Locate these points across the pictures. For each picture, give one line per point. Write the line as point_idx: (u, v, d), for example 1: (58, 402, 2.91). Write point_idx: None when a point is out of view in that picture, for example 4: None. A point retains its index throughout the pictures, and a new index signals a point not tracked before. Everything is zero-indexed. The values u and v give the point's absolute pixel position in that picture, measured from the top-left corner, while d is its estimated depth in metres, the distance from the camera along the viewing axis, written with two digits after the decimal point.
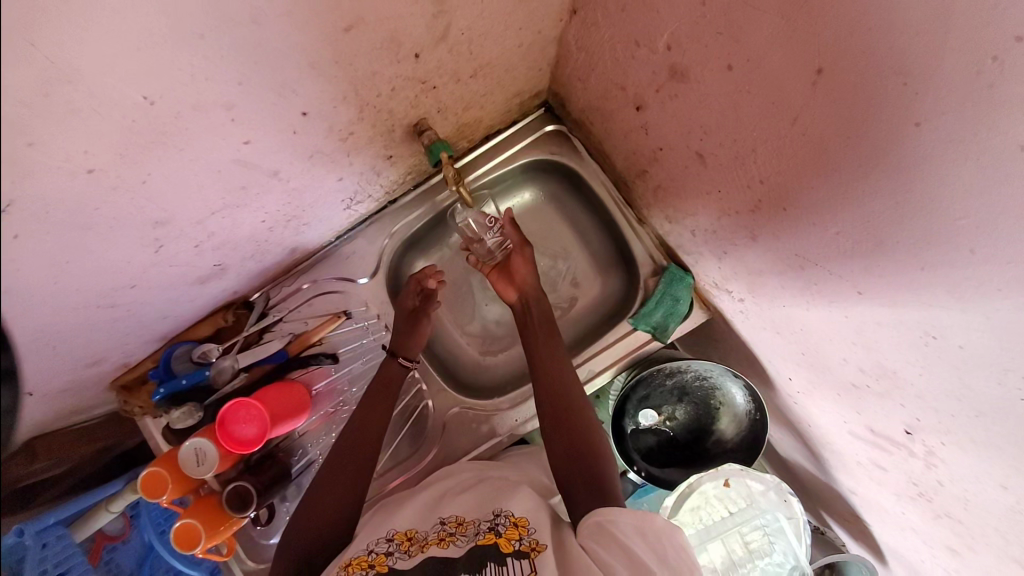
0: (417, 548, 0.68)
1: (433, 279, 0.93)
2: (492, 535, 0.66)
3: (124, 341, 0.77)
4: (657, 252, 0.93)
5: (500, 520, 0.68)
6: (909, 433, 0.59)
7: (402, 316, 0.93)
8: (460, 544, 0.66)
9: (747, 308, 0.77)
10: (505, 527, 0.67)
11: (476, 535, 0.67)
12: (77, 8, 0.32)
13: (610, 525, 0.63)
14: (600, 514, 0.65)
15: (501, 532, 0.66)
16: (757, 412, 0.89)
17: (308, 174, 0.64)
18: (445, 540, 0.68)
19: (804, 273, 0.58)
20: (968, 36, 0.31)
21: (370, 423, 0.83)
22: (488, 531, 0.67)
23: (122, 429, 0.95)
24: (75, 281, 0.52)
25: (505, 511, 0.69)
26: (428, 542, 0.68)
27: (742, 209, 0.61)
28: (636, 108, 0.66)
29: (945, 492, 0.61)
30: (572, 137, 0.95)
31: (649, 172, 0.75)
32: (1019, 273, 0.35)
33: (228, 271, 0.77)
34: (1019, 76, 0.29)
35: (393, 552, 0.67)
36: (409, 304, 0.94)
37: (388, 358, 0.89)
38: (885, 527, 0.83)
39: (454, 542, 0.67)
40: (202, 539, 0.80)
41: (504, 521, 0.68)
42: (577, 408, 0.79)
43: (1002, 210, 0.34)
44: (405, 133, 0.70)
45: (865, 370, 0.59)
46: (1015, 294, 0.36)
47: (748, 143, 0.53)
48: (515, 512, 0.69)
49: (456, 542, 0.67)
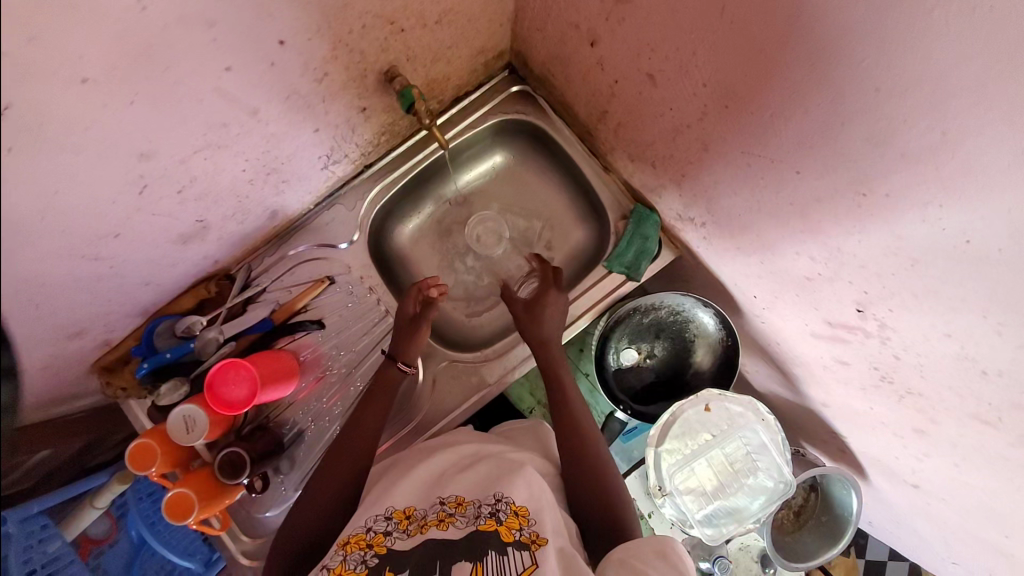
0: (416, 527, 0.70)
1: (435, 287, 0.95)
2: (493, 521, 0.68)
3: (106, 309, 0.78)
4: (623, 197, 0.98)
5: (501, 507, 0.70)
6: (862, 312, 0.65)
7: (403, 323, 0.93)
8: (459, 526, 0.68)
9: (709, 233, 0.82)
10: (506, 514, 0.69)
11: (477, 518, 0.69)
12: None
13: (632, 559, 0.66)
14: (622, 550, 0.68)
15: (502, 520, 0.68)
16: (729, 338, 0.93)
17: (286, 118, 0.67)
18: (445, 521, 0.69)
19: (751, 172, 0.63)
20: None
21: None
22: (488, 517, 0.69)
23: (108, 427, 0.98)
24: (63, 216, 0.54)
25: (505, 496, 0.71)
26: (428, 522, 0.70)
27: (693, 121, 0.66)
28: (591, 44, 0.72)
29: (902, 367, 0.66)
30: (536, 95, 1.00)
31: (609, 112, 0.81)
32: (928, 91, 0.41)
33: (211, 231, 0.78)
34: None
35: (391, 532, 0.69)
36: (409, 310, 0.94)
37: (386, 363, 0.89)
38: (858, 434, 0.89)
39: (453, 523, 0.69)
40: (196, 510, 0.79)
41: (505, 507, 0.70)
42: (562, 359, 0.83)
43: (901, 31, 0.40)
44: (376, 81, 0.74)
45: (816, 258, 0.64)
46: (922, 116, 0.42)
47: (689, 49, 0.58)
48: (516, 500, 0.70)
49: (456, 523, 0.69)
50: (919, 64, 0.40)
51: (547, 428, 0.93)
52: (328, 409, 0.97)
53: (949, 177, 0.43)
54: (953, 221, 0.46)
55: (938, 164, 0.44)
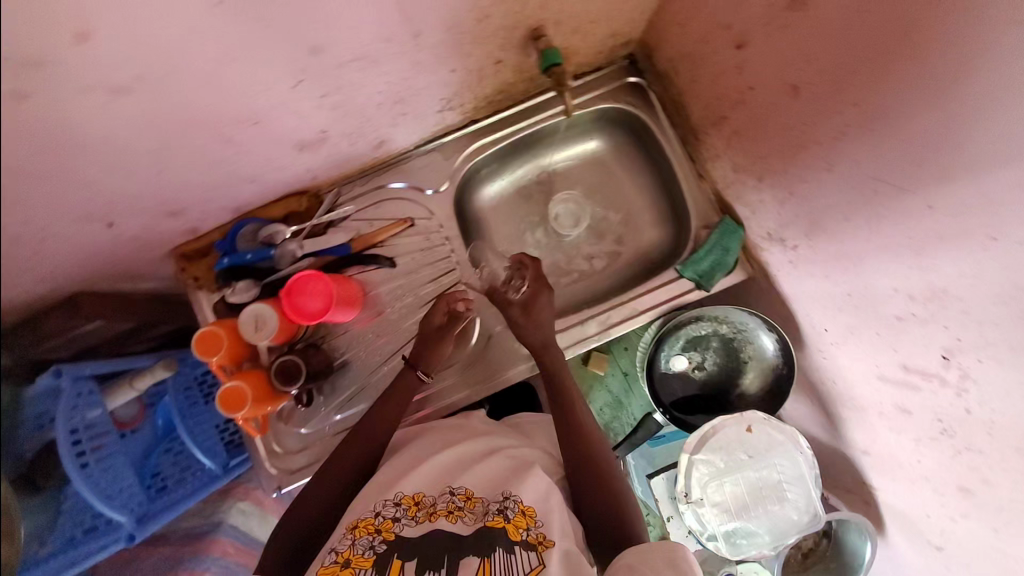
0: (425, 514, 0.71)
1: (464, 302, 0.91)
2: (502, 518, 0.69)
3: (210, 196, 0.80)
4: (710, 208, 0.98)
5: (509, 505, 0.71)
6: (945, 359, 0.65)
7: (428, 333, 0.90)
8: (468, 522, 0.69)
9: (798, 257, 0.84)
10: (514, 513, 0.70)
11: (485, 515, 0.70)
12: None
13: (638, 565, 0.64)
14: (629, 555, 0.66)
15: (510, 518, 0.69)
16: (784, 367, 0.94)
17: (437, 50, 0.70)
18: (454, 514, 0.70)
19: (877, 198, 0.65)
20: None
21: None
22: (497, 514, 0.70)
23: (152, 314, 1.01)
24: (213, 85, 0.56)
25: (514, 495, 0.72)
26: (437, 511, 0.71)
27: (826, 139, 0.67)
28: (738, 46, 0.74)
29: (969, 421, 0.67)
30: (650, 91, 1.01)
31: (728, 119, 0.83)
32: None
33: (326, 145, 0.81)
34: None
35: (400, 518, 0.70)
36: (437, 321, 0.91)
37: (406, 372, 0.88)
38: (893, 487, 0.90)
39: (462, 517, 0.70)
40: (247, 406, 0.81)
41: (513, 506, 0.71)
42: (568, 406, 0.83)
43: None
44: (523, 38, 0.76)
45: (915, 296, 0.65)
46: None
47: (852, 65, 0.60)
48: (524, 499, 0.72)
49: (464, 518, 0.70)
50: None
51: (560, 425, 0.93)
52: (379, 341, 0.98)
53: None
54: None
55: None
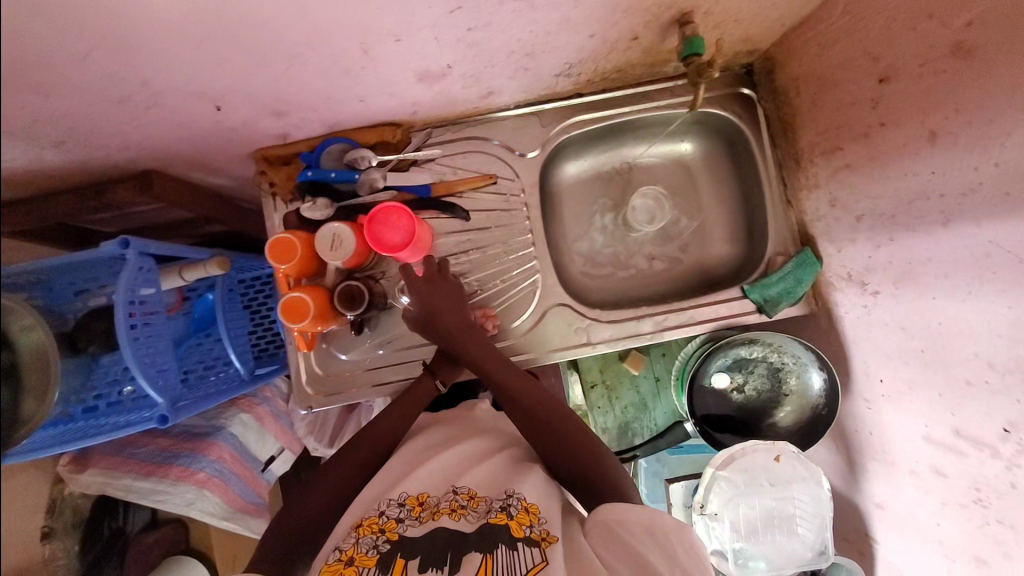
0: (428, 514, 0.72)
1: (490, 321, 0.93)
2: (504, 515, 0.71)
3: (316, 105, 0.79)
4: (790, 237, 0.98)
5: (512, 503, 0.72)
6: (1006, 432, 0.66)
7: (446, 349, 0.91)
8: (471, 520, 0.71)
9: (873, 303, 0.84)
10: (517, 510, 0.71)
11: (488, 513, 0.72)
12: None
13: (616, 524, 0.68)
14: (606, 512, 0.70)
15: (512, 515, 0.70)
16: (825, 407, 0.94)
17: (589, 11, 0.69)
18: (457, 513, 0.72)
19: (985, 263, 0.64)
20: None
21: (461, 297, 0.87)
22: (499, 511, 0.71)
23: (217, 210, 1.01)
24: None
25: (517, 493, 0.74)
26: (439, 510, 0.73)
27: (951, 193, 0.67)
28: (879, 80, 0.73)
29: (1011, 496, 0.68)
30: (758, 106, 0.98)
31: (842, 151, 0.82)
32: None
33: (443, 82, 0.80)
34: None
35: (404, 518, 0.72)
36: None
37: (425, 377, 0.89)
38: (897, 545, 0.91)
39: (465, 515, 0.72)
40: (308, 318, 0.82)
41: (516, 503, 0.72)
42: (568, 426, 0.81)
43: None
44: (667, 22, 0.75)
45: (995, 365, 0.66)
46: None
47: (1005, 126, 0.58)
48: (527, 497, 0.73)
49: (467, 516, 0.72)
50: None
51: None
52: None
53: None
54: None
55: None
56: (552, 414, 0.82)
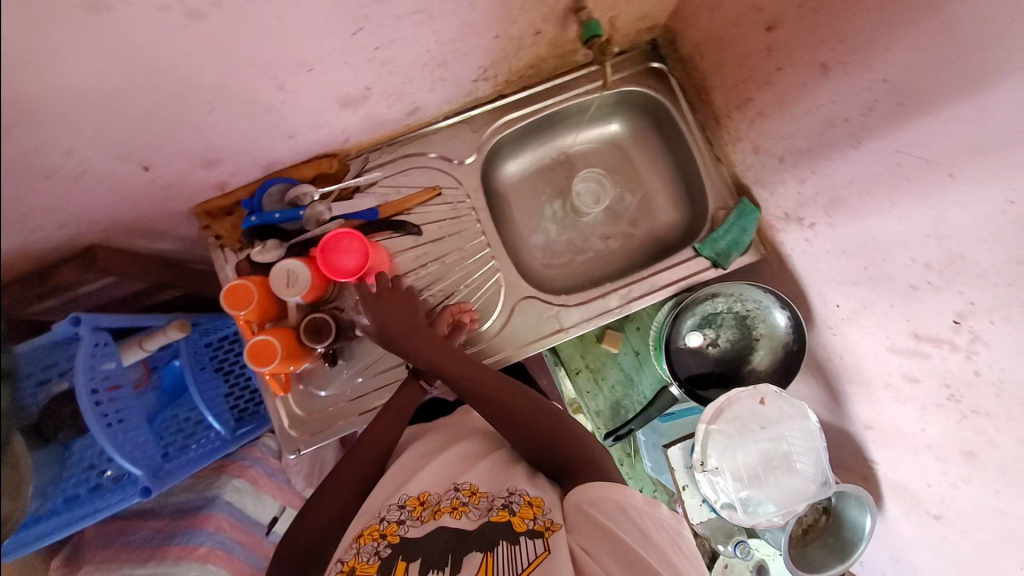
0: (429, 514, 0.74)
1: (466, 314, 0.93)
2: (506, 512, 0.72)
3: (247, 149, 0.80)
4: (728, 191, 1.02)
5: (514, 499, 0.73)
6: (957, 324, 0.70)
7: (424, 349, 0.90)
8: (472, 517, 0.73)
9: (814, 235, 0.88)
10: (519, 506, 0.72)
11: (490, 510, 0.73)
12: None
13: (590, 507, 0.68)
14: (580, 496, 0.70)
15: (514, 511, 0.71)
16: (795, 343, 0.98)
17: (488, 13, 0.72)
18: (458, 510, 0.74)
19: (899, 172, 0.68)
20: None
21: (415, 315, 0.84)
22: (501, 508, 0.72)
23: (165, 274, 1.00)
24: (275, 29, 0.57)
25: (518, 490, 0.75)
26: (440, 509, 0.74)
27: (852, 116, 0.71)
28: (768, 28, 0.78)
29: (977, 385, 0.71)
30: (671, 77, 1.04)
31: (753, 100, 0.87)
32: None
33: (366, 104, 0.82)
34: None
35: (404, 520, 0.74)
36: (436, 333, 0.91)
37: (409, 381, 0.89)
38: (893, 460, 0.94)
39: (466, 513, 0.73)
40: (277, 359, 0.81)
41: (518, 500, 0.73)
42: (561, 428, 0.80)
43: None
44: (564, 11, 0.79)
45: (931, 264, 0.70)
46: None
47: (883, 43, 0.64)
48: (529, 492, 0.74)
49: (468, 513, 0.73)
50: None
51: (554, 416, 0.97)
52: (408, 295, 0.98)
53: None
54: None
55: None
56: (525, 413, 0.81)
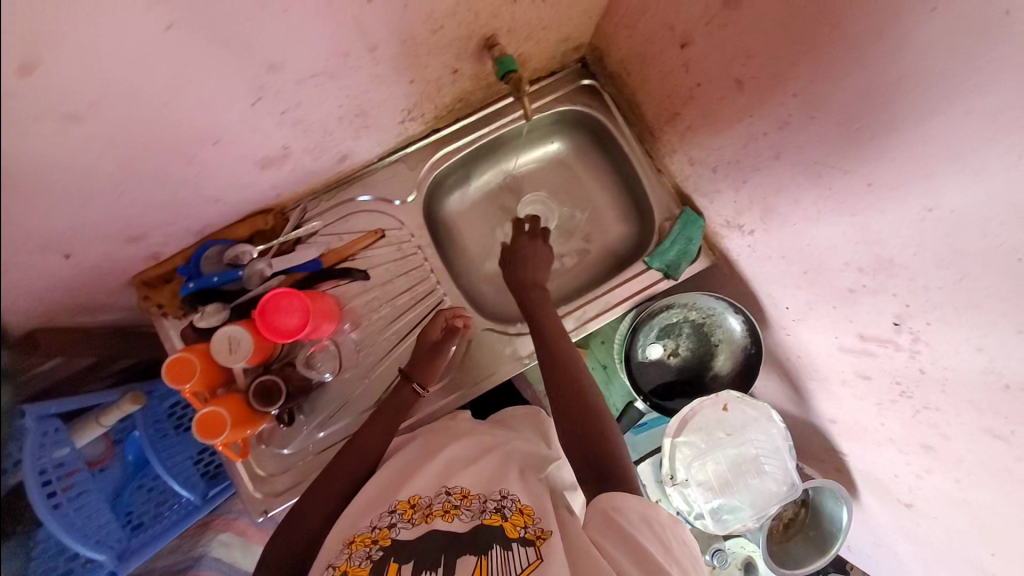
0: (421, 516, 0.71)
1: (461, 318, 0.93)
2: (498, 516, 0.70)
3: (171, 220, 0.79)
4: (672, 201, 1.03)
5: (506, 504, 0.72)
6: (897, 325, 0.70)
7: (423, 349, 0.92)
8: (464, 519, 0.70)
9: (755, 241, 0.88)
10: (511, 512, 0.71)
11: (482, 512, 0.71)
12: None
13: (615, 513, 0.67)
14: (607, 502, 0.69)
15: (507, 516, 0.70)
16: (752, 346, 0.98)
17: (393, 63, 0.71)
18: (450, 513, 0.71)
19: (820, 182, 0.68)
20: None
21: (537, 259, 0.99)
22: (493, 512, 0.71)
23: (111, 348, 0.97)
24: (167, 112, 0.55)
25: (510, 495, 0.74)
26: (433, 512, 0.72)
27: (770, 129, 0.71)
28: (682, 46, 0.77)
29: (925, 382, 0.71)
30: (604, 93, 1.04)
31: (680, 114, 0.87)
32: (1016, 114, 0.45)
33: (288, 161, 0.80)
34: None
35: (396, 524, 0.71)
36: (430, 337, 0.93)
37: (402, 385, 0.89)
38: (860, 451, 0.95)
39: (458, 516, 0.71)
40: (227, 430, 0.79)
41: (510, 505, 0.72)
42: (602, 428, 0.79)
43: (992, 70, 0.46)
44: (476, 48, 0.78)
45: (864, 269, 0.70)
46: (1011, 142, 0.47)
47: (787, 59, 0.63)
48: (521, 500, 0.73)
49: (461, 516, 0.71)
50: (998, 92, 0.46)
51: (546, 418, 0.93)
52: (360, 343, 0.97)
53: (1015, 204, 0.48)
54: (1010, 237, 0.50)
55: (1016, 189, 0.48)
56: (589, 411, 0.81)
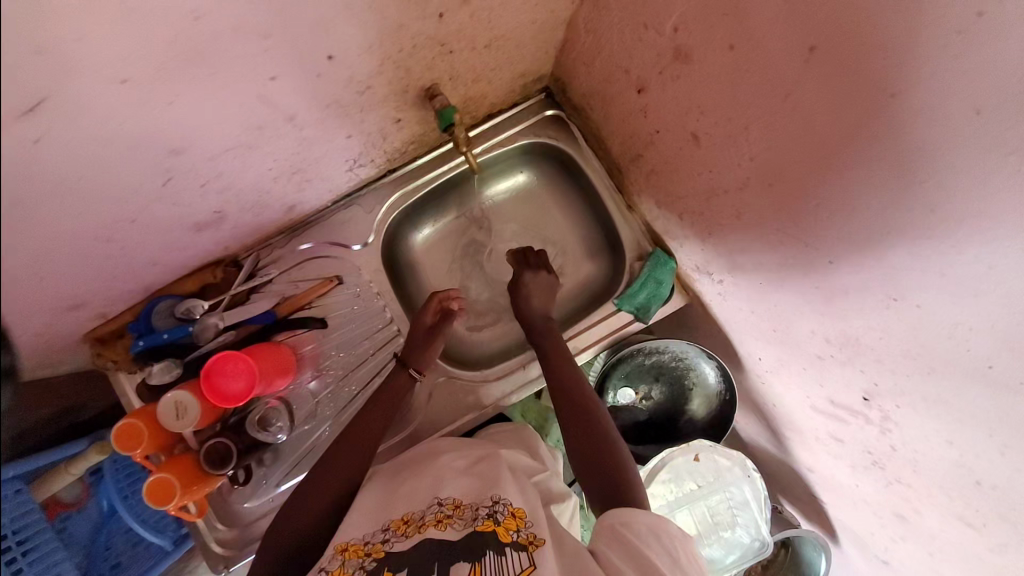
0: (414, 529, 0.68)
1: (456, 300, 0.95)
2: (491, 522, 0.66)
3: (110, 285, 0.76)
4: (643, 237, 0.97)
5: (499, 509, 0.68)
6: (866, 400, 0.65)
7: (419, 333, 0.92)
8: (457, 528, 0.67)
9: (725, 291, 0.83)
10: (504, 516, 0.67)
11: (475, 519, 0.67)
12: None
13: (625, 529, 0.65)
14: (614, 517, 0.66)
15: (500, 521, 0.66)
16: (727, 392, 0.94)
17: (321, 125, 0.66)
18: (443, 523, 0.68)
19: (784, 247, 0.63)
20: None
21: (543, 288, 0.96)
22: (486, 518, 0.67)
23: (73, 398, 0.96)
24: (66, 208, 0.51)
25: (504, 499, 0.70)
26: (425, 524, 0.68)
27: (730, 188, 0.65)
28: (638, 90, 0.71)
29: (896, 457, 0.66)
30: (571, 123, 1.00)
31: (643, 157, 0.81)
32: (994, 223, 0.39)
33: (225, 221, 0.76)
34: (997, 40, 0.33)
35: (389, 539, 0.67)
36: (426, 320, 0.93)
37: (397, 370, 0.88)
38: (837, 502, 0.90)
39: (452, 525, 0.67)
40: (177, 494, 0.77)
41: (503, 509, 0.68)
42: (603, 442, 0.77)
43: (957, 172, 0.39)
44: (417, 97, 0.72)
45: (831, 340, 0.64)
46: (991, 251, 0.40)
47: (741, 122, 0.57)
48: (514, 503, 0.69)
49: (454, 525, 0.67)
50: (965, 197, 0.39)
51: (529, 432, 0.94)
52: (317, 393, 0.95)
53: (992, 315, 0.42)
54: (980, 346, 0.45)
55: (992, 298, 0.42)
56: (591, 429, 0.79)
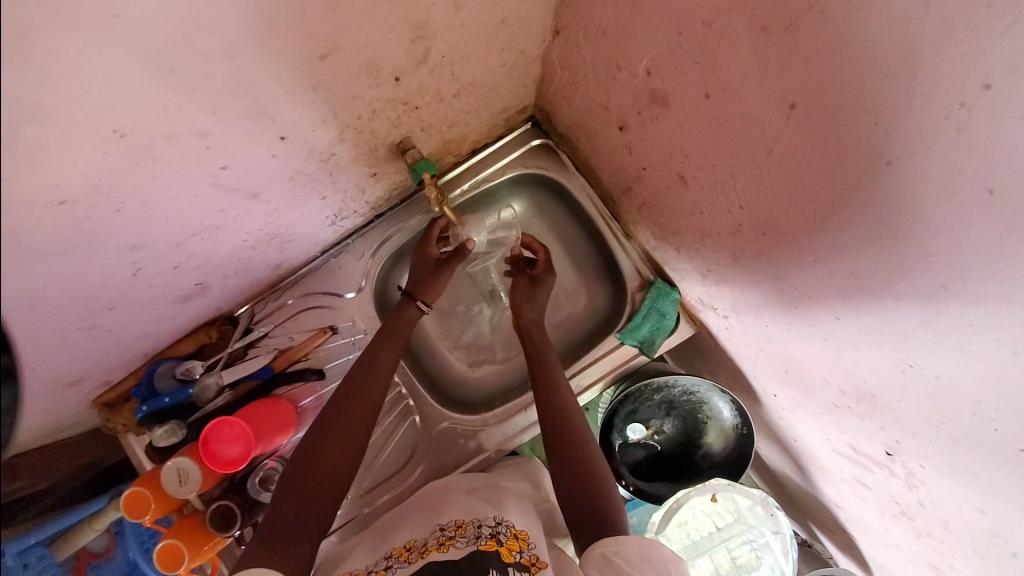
0: (417, 555, 0.65)
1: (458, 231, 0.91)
2: (493, 541, 0.64)
3: (106, 362, 0.76)
4: (643, 266, 0.92)
5: (501, 530, 0.67)
6: (889, 455, 0.58)
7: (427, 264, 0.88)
8: (459, 547, 0.64)
9: (732, 325, 0.77)
10: (506, 537, 0.66)
11: (477, 538, 0.65)
12: (65, 67, 0.33)
13: (616, 556, 0.60)
14: (606, 545, 0.62)
15: (502, 542, 0.65)
16: (744, 426, 0.89)
17: (289, 194, 0.64)
18: (445, 545, 0.65)
19: (788, 296, 0.57)
20: (949, 67, 0.29)
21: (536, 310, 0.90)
22: (489, 538, 0.65)
23: None
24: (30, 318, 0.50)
25: (506, 520, 0.69)
26: (428, 548, 0.66)
27: (725, 232, 0.60)
28: (620, 128, 0.66)
29: (925, 513, 0.60)
30: (560, 151, 0.96)
31: (633, 190, 0.76)
32: (1015, 303, 0.33)
33: (210, 289, 0.75)
34: (994, 118, 0.29)
35: (392, 566, 0.65)
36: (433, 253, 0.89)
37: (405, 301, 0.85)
38: (869, 542, 0.82)
39: (454, 545, 0.65)
40: (186, 559, 0.77)
41: (505, 530, 0.67)
42: (598, 477, 0.72)
43: (961, 247, 0.34)
44: (388, 152, 0.70)
45: (846, 392, 0.58)
46: (1007, 332, 0.34)
47: (728, 169, 0.52)
48: (515, 524, 0.68)
49: (456, 545, 0.65)
50: (973, 275, 0.34)
51: (540, 463, 0.90)
52: None
53: (1017, 398, 0.37)
54: (1010, 430, 0.39)
55: (1016, 380, 0.36)
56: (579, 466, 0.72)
